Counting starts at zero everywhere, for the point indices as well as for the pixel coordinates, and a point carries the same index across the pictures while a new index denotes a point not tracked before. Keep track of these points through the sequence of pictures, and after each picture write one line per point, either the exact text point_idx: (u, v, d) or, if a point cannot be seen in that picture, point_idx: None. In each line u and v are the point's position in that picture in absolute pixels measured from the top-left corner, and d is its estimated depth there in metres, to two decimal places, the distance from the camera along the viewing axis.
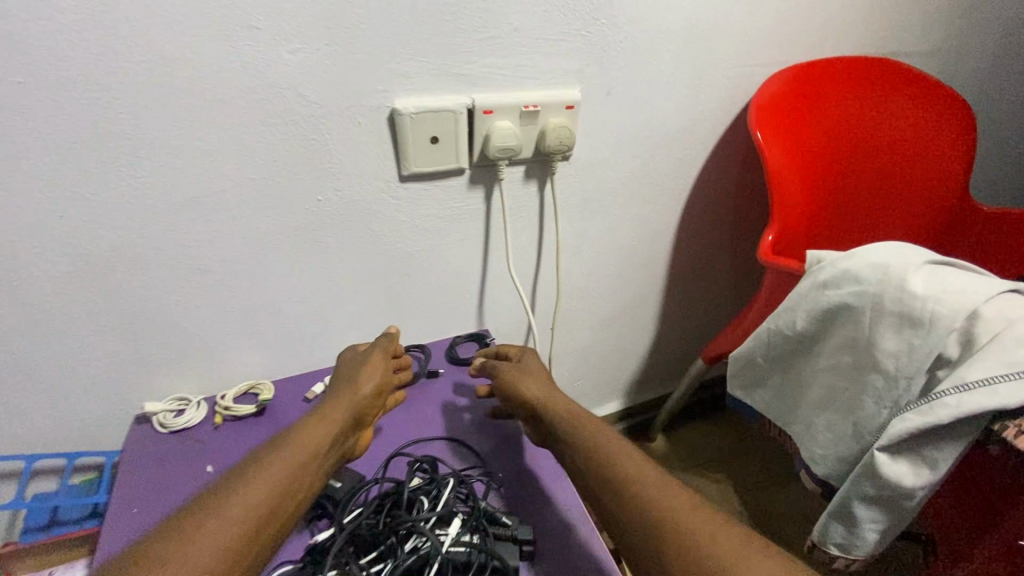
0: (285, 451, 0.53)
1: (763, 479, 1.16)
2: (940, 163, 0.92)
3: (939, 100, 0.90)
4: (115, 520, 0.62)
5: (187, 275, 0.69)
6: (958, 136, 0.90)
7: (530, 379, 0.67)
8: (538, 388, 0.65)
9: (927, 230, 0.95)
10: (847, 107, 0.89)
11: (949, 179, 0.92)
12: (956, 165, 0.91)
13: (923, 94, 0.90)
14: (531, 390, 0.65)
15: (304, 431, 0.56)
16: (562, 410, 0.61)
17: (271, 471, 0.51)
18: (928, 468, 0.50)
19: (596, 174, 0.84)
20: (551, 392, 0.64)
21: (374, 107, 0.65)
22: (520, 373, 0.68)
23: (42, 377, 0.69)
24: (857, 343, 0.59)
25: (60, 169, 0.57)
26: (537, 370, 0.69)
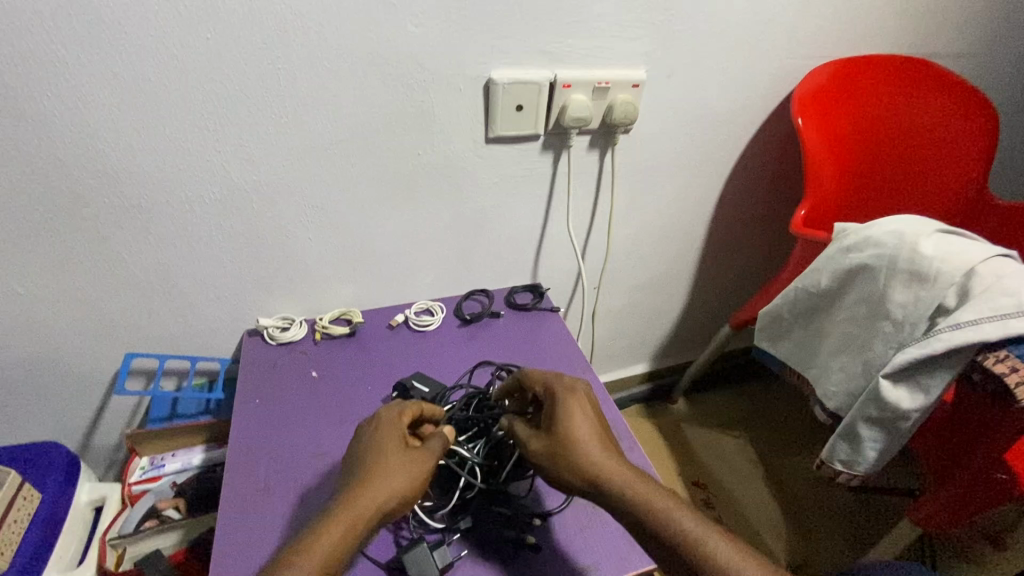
0: (389, 475, 0.55)
1: (776, 437, 1.28)
2: (964, 152, 1.00)
3: (966, 98, 0.99)
4: (245, 406, 0.78)
5: (305, 209, 0.82)
6: (982, 129, 0.99)
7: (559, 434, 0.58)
8: (575, 455, 0.56)
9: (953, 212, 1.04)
10: (880, 100, 0.99)
11: (974, 167, 1.01)
12: (981, 154, 1.00)
13: (950, 91, 0.99)
14: (571, 463, 0.56)
15: (407, 464, 0.56)
16: (598, 470, 0.55)
17: (379, 494, 0.53)
18: (922, 393, 0.62)
19: (650, 148, 0.95)
20: (587, 441, 0.57)
21: (474, 76, 0.77)
22: (556, 442, 0.57)
23: (183, 286, 0.84)
24: (872, 296, 0.70)
25: (226, 110, 0.71)
26: (571, 417, 0.59)
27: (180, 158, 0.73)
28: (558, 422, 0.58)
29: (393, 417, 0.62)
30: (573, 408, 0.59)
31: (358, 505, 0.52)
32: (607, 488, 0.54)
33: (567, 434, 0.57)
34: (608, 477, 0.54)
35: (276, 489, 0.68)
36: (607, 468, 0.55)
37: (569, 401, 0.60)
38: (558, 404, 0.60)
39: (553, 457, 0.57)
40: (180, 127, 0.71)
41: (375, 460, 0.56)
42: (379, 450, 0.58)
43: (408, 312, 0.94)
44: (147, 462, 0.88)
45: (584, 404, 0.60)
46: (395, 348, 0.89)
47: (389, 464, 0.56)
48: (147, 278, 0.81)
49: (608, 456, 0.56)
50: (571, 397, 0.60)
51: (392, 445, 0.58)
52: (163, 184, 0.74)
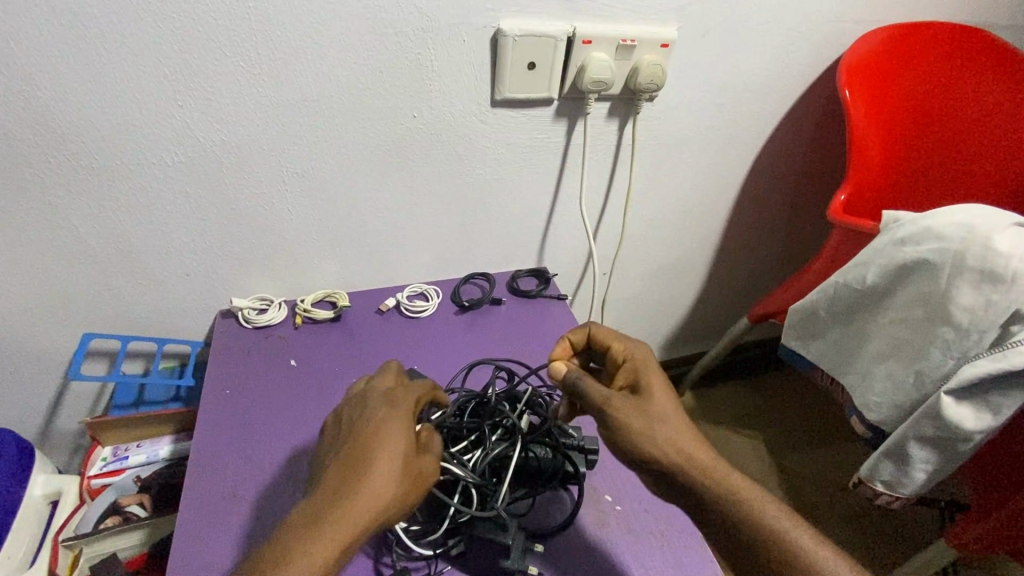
0: (397, 476, 0.47)
1: (790, 436, 1.21)
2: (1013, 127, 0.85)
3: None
4: (213, 398, 0.69)
5: (283, 177, 0.72)
6: None
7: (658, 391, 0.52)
8: (665, 425, 0.50)
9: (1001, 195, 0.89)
10: (925, 74, 0.86)
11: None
12: None
13: (995, 60, 0.85)
14: (662, 432, 0.49)
15: (415, 466, 0.48)
16: (686, 442, 0.49)
17: (382, 500, 0.46)
18: (991, 413, 0.54)
19: (675, 120, 0.84)
20: (677, 415, 0.51)
21: (480, 27, 0.66)
22: (646, 407, 0.51)
23: (145, 261, 0.74)
24: (931, 297, 0.61)
25: (188, 56, 0.60)
26: (658, 388, 0.52)
27: (135, 112, 0.62)
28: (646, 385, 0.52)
29: (402, 402, 0.53)
30: (659, 377, 0.54)
31: (356, 514, 0.44)
32: (692, 461, 0.48)
33: (657, 403, 0.51)
34: (695, 452, 0.49)
35: (244, 496, 0.59)
36: (695, 443, 0.49)
37: (656, 370, 0.54)
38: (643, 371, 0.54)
39: (639, 421, 0.50)
40: (133, 74, 0.60)
41: (379, 456, 0.47)
42: (387, 442, 0.48)
43: (400, 296, 0.85)
44: (109, 453, 0.80)
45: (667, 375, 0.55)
46: (384, 335, 0.80)
47: (395, 465, 0.47)
48: (103, 251, 0.72)
49: (694, 430, 0.50)
50: (658, 370, 0.54)
51: (402, 437, 0.49)
52: (116, 142, 0.64)
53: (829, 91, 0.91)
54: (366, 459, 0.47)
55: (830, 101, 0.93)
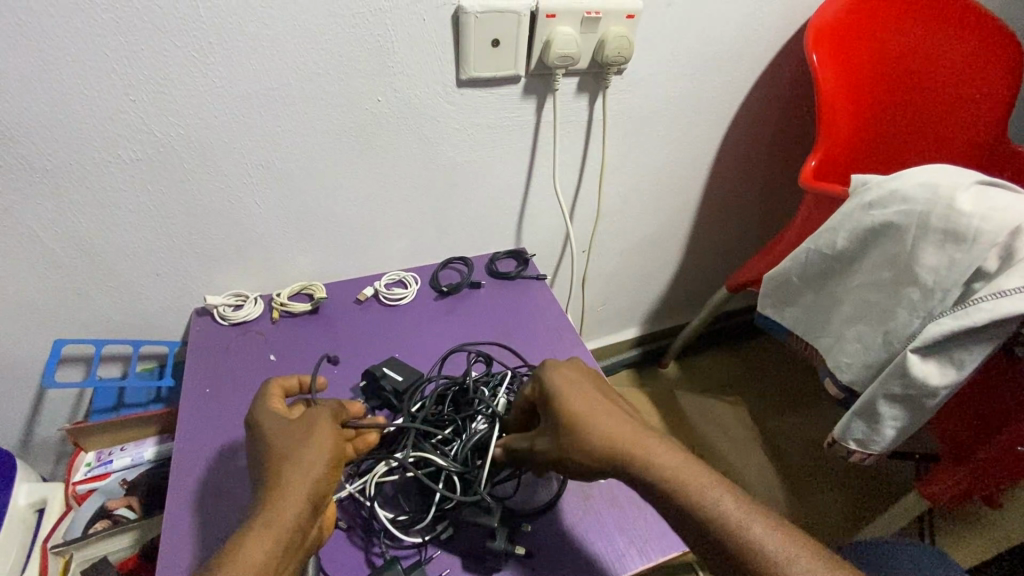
0: (289, 453, 0.48)
1: (772, 401, 1.24)
2: (976, 82, 0.86)
3: (995, 26, 0.84)
4: (192, 399, 0.69)
5: (247, 170, 0.71)
6: (993, 52, 0.84)
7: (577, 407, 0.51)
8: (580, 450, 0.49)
9: (972, 150, 0.90)
10: (894, 33, 0.86)
11: (988, 97, 0.86)
12: (995, 81, 0.85)
13: (956, 15, 0.85)
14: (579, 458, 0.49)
15: (294, 441, 0.49)
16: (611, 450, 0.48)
17: (290, 474, 0.46)
18: (955, 368, 0.56)
19: (645, 93, 0.84)
20: (596, 421, 0.50)
21: (439, 5, 0.65)
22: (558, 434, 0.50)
23: (113, 262, 0.73)
24: (898, 259, 0.63)
25: (136, 48, 0.58)
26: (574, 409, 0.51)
27: (85, 109, 0.60)
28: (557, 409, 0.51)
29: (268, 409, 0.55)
30: (566, 393, 0.52)
31: (268, 499, 0.45)
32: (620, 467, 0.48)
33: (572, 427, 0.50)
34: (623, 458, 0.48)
35: (229, 492, 0.59)
36: (620, 447, 0.48)
37: (563, 386, 0.53)
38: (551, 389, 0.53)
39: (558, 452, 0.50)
40: (80, 69, 0.57)
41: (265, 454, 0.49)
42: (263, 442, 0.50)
43: (378, 285, 0.84)
44: (93, 458, 0.80)
45: (581, 382, 0.54)
46: (363, 324, 0.80)
47: (280, 451, 0.48)
48: (67, 255, 0.70)
49: (618, 429, 0.50)
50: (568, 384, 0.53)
51: (274, 430, 0.51)
52: (67, 141, 0.61)
53: (798, 57, 0.91)
54: (259, 458, 0.49)
55: (800, 67, 0.92)
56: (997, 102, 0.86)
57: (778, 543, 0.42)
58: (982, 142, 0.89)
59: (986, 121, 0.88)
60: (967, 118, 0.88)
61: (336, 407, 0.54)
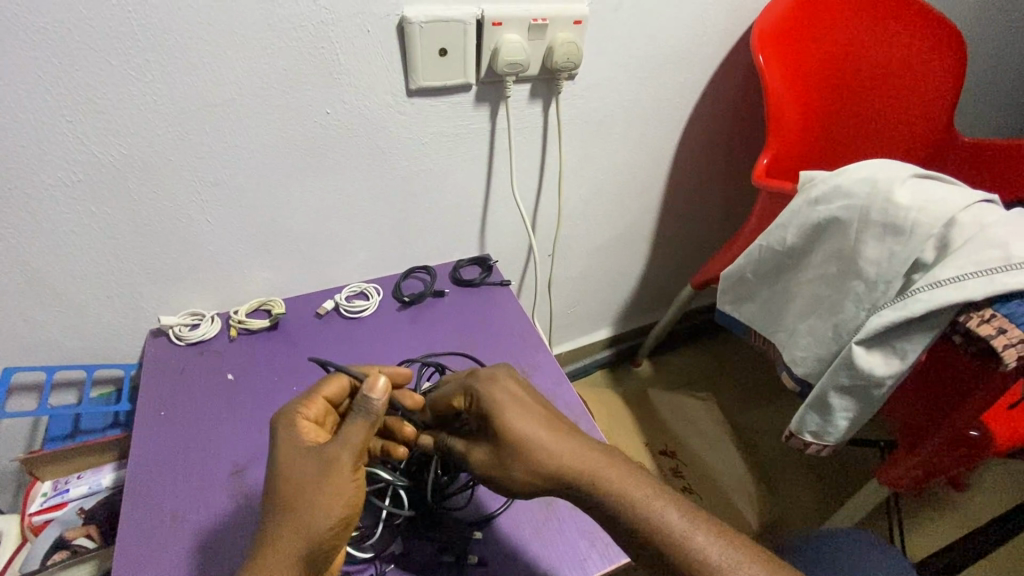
0: (300, 492, 0.45)
1: (743, 395, 1.26)
2: (918, 75, 0.89)
3: (940, 27, 0.87)
4: (146, 423, 0.67)
5: (196, 187, 0.70)
6: (932, 46, 0.88)
7: (516, 414, 0.51)
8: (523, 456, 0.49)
9: (916, 141, 0.94)
10: (845, 30, 0.87)
11: (929, 89, 0.90)
12: (935, 73, 0.89)
13: (897, 10, 0.87)
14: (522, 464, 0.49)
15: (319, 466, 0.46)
16: (556, 461, 0.48)
17: (292, 520, 0.45)
18: (898, 358, 0.57)
19: (598, 96, 0.84)
20: (539, 429, 0.50)
21: (383, 16, 0.65)
22: (498, 446, 0.50)
23: (60, 286, 0.71)
24: (843, 253, 0.64)
25: (71, 68, 0.56)
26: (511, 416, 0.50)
27: (19, 132, 0.58)
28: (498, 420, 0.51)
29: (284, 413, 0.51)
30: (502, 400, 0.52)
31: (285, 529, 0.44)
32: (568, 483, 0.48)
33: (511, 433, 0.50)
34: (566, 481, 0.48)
35: (186, 517, 0.58)
36: (562, 458, 0.48)
37: (496, 397, 0.52)
38: (487, 403, 0.52)
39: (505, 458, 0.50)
40: (10, 90, 0.56)
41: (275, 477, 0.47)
42: (277, 461, 0.48)
43: (339, 297, 0.83)
44: (49, 488, 0.78)
45: (512, 391, 0.53)
46: (323, 338, 0.79)
47: (289, 483, 0.46)
48: (10, 281, 0.68)
49: (557, 442, 0.49)
50: (508, 395, 0.52)
51: (287, 450, 0.48)
52: (2, 165, 0.59)
53: (749, 57, 0.93)
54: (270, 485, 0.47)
55: (752, 66, 0.94)
56: (936, 94, 0.90)
57: (720, 550, 0.44)
58: (924, 132, 0.93)
59: (927, 113, 0.92)
60: (914, 116, 0.92)
61: (365, 420, 0.48)
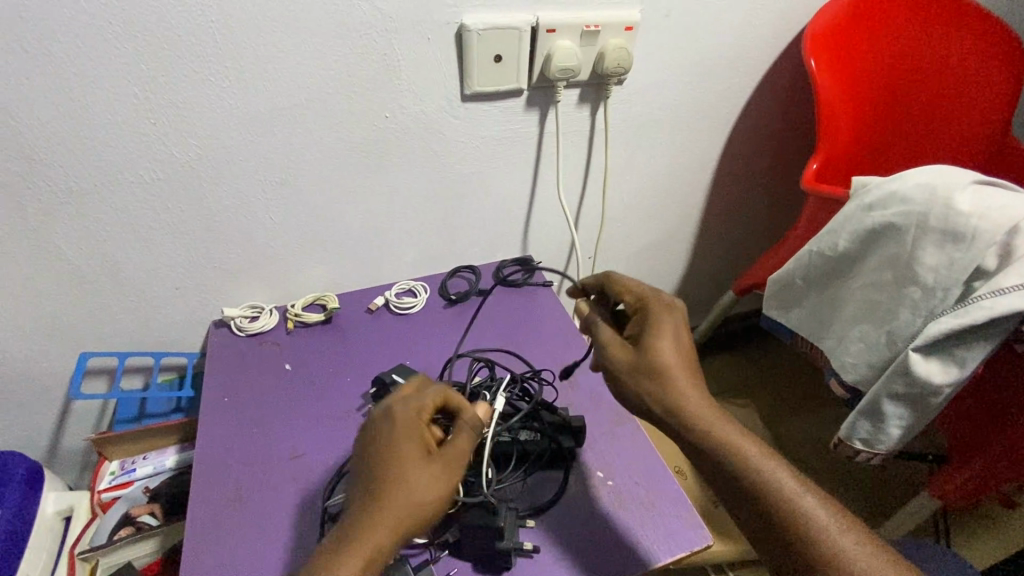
0: (408, 491, 0.48)
1: (783, 403, 1.24)
2: (974, 80, 0.87)
3: (995, 30, 0.85)
4: (212, 408, 0.71)
5: (262, 186, 0.73)
6: (990, 50, 0.85)
7: (672, 339, 0.53)
8: (662, 380, 0.51)
9: (972, 148, 0.91)
10: (896, 31, 0.86)
11: (987, 94, 0.87)
12: (992, 78, 0.86)
13: (950, 15, 0.85)
14: (658, 389, 0.51)
15: (428, 476, 0.49)
16: (691, 402, 0.50)
17: (390, 515, 0.47)
18: (957, 366, 0.57)
19: (645, 101, 0.85)
20: (688, 364, 0.52)
21: (443, 23, 0.67)
22: (650, 360, 0.52)
23: (134, 277, 0.76)
24: (898, 259, 0.63)
25: (156, 73, 0.61)
26: (667, 341, 0.52)
27: (111, 132, 0.63)
28: (652, 339, 0.52)
29: (407, 411, 0.53)
30: (667, 325, 0.53)
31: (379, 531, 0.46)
32: (696, 419, 0.50)
33: (661, 356, 0.51)
34: (695, 416, 0.50)
35: (248, 499, 0.61)
36: (698, 395, 0.51)
37: (662, 319, 0.53)
38: (654, 323, 0.53)
39: (649, 374, 0.51)
40: (103, 94, 0.60)
41: (390, 471, 0.49)
42: (396, 457, 0.50)
43: (389, 294, 0.86)
44: (117, 467, 0.82)
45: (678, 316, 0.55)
46: (375, 333, 0.82)
47: (404, 482, 0.48)
48: (91, 270, 0.73)
49: (694, 378, 0.52)
50: (674, 322, 0.54)
51: (408, 451, 0.50)
52: (92, 163, 0.64)
53: (798, 61, 0.92)
54: (379, 476, 0.49)
55: (801, 70, 0.94)
56: (995, 99, 0.87)
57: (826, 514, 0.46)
58: (981, 139, 0.90)
59: (985, 118, 0.88)
60: (966, 120, 0.89)
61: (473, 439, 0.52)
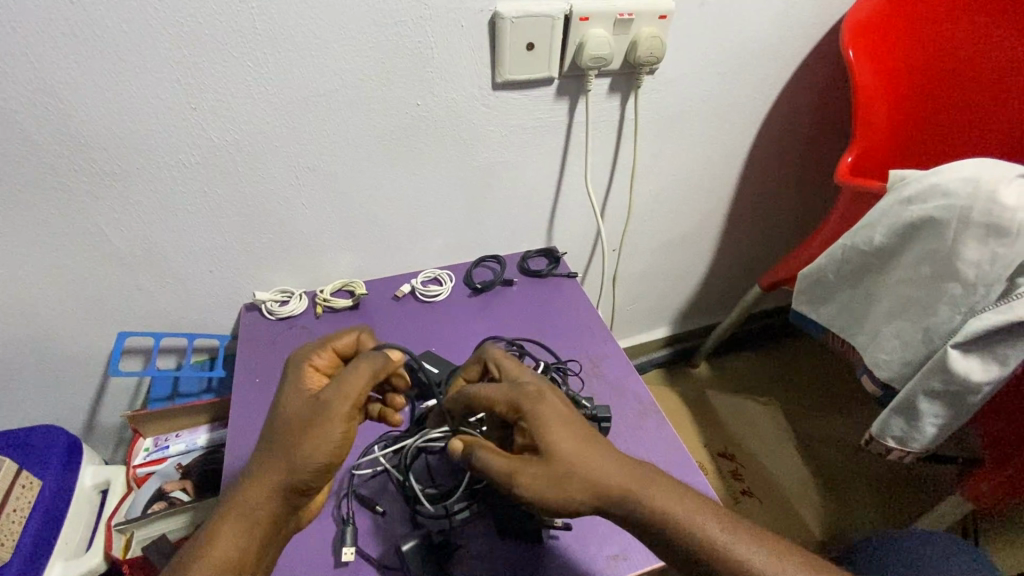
0: (294, 425, 0.50)
1: (807, 403, 1.22)
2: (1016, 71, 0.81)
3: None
4: (243, 389, 0.72)
5: (296, 172, 0.75)
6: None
7: (561, 434, 0.49)
8: (573, 482, 0.47)
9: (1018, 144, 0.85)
10: (923, 19, 0.83)
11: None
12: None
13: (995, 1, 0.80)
14: (573, 489, 0.47)
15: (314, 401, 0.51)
16: (602, 488, 0.47)
17: (281, 447, 0.49)
18: (998, 364, 0.56)
19: (677, 92, 0.85)
20: (588, 456, 0.48)
21: (477, 11, 0.67)
22: (552, 468, 0.47)
23: (170, 259, 0.77)
24: (938, 255, 0.62)
25: (197, 60, 0.62)
26: (559, 439, 0.48)
27: (151, 115, 0.64)
28: (544, 444, 0.48)
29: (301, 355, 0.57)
30: (552, 419, 0.49)
31: (269, 460, 0.49)
32: (616, 502, 0.47)
33: (558, 456, 0.48)
34: (613, 498, 0.47)
35: None
36: (615, 483, 0.47)
37: (547, 416, 0.49)
38: (535, 422, 0.49)
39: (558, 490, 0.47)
40: (146, 78, 0.62)
41: (280, 399, 0.53)
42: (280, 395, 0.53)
43: (415, 282, 0.87)
44: (151, 444, 0.85)
45: (555, 410, 0.50)
46: (400, 319, 0.83)
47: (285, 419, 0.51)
48: (131, 252, 0.75)
49: (601, 459, 0.48)
50: (552, 420, 0.49)
51: (296, 380, 0.54)
52: (134, 146, 0.66)
53: (834, 52, 0.90)
54: (276, 422, 0.51)
55: (836, 61, 0.91)
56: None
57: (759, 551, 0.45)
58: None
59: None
60: (998, 105, 0.84)
61: (372, 372, 0.52)
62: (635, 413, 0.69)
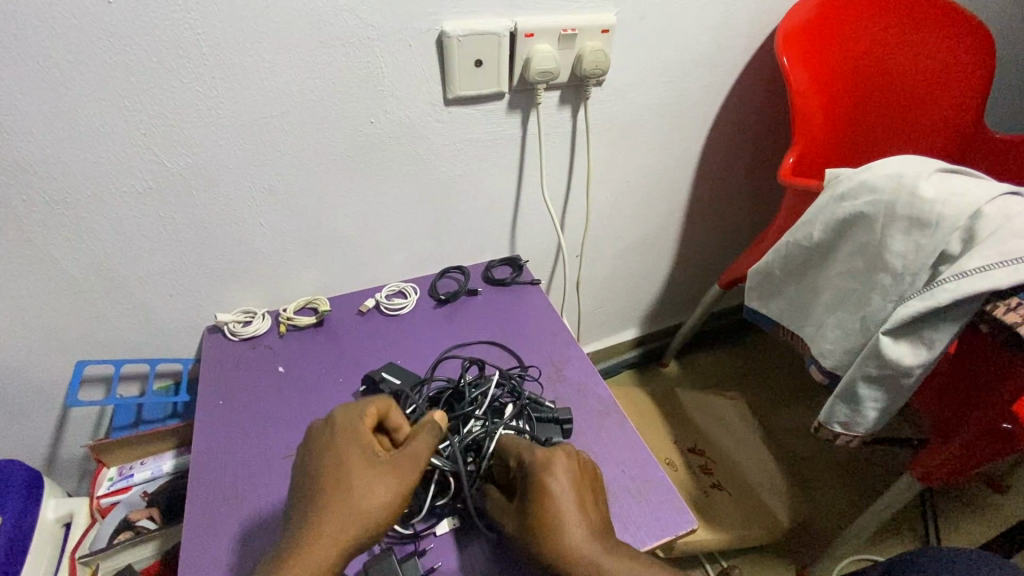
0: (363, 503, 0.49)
1: (770, 396, 1.27)
2: (932, 70, 0.90)
3: (967, 20, 0.88)
4: (206, 411, 0.72)
5: (253, 194, 0.75)
6: (943, 40, 0.88)
7: (559, 492, 0.51)
8: (550, 539, 0.49)
9: (939, 135, 0.94)
10: (869, 25, 0.89)
11: (946, 83, 0.90)
12: (948, 65, 0.89)
13: (906, 8, 0.88)
14: (544, 546, 0.49)
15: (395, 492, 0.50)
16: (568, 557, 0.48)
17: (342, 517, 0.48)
18: (926, 347, 0.59)
19: (625, 101, 0.88)
20: (572, 522, 0.50)
21: (424, 30, 0.69)
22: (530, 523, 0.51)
23: (127, 284, 0.77)
24: (869, 247, 0.65)
25: (145, 87, 0.63)
26: (552, 495, 0.51)
27: (102, 144, 0.65)
28: (540, 494, 0.51)
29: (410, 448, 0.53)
30: (552, 486, 0.51)
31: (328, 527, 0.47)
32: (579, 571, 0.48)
33: (545, 508, 0.50)
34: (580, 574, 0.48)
35: (246, 497, 0.63)
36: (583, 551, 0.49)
37: (550, 478, 0.52)
38: (535, 483, 0.52)
39: (533, 550, 0.50)
40: (95, 108, 0.62)
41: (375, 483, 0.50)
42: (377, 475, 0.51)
43: (379, 296, 0.88)
44: (115, 473, 0.84)
45: (563, 474, 0.52)
46: (366, 333, 0.84)
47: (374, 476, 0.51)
48: (87, 280, 0.74)
49: (580, 524, 0.50)
50: (555, 479, 0.52)
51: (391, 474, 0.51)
52: (86, 176, 0.66)
53: (773, 59, 0.95)
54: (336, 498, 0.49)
55: (775, 67, 0.96)
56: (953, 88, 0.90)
57: None
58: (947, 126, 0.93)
59: (948, 104, 0.91)
60: (939, 104, 0.92)
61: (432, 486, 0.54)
62: (594, 414, 0.71)
